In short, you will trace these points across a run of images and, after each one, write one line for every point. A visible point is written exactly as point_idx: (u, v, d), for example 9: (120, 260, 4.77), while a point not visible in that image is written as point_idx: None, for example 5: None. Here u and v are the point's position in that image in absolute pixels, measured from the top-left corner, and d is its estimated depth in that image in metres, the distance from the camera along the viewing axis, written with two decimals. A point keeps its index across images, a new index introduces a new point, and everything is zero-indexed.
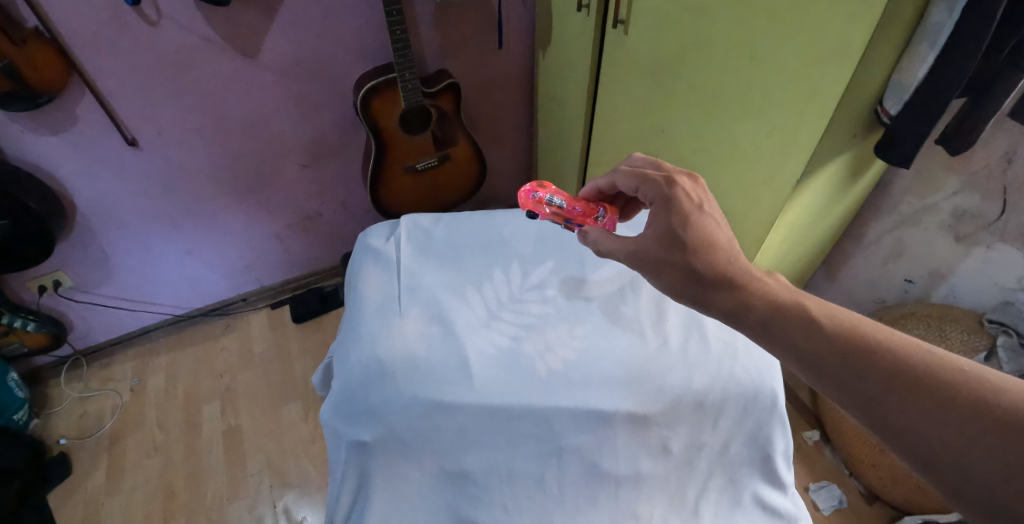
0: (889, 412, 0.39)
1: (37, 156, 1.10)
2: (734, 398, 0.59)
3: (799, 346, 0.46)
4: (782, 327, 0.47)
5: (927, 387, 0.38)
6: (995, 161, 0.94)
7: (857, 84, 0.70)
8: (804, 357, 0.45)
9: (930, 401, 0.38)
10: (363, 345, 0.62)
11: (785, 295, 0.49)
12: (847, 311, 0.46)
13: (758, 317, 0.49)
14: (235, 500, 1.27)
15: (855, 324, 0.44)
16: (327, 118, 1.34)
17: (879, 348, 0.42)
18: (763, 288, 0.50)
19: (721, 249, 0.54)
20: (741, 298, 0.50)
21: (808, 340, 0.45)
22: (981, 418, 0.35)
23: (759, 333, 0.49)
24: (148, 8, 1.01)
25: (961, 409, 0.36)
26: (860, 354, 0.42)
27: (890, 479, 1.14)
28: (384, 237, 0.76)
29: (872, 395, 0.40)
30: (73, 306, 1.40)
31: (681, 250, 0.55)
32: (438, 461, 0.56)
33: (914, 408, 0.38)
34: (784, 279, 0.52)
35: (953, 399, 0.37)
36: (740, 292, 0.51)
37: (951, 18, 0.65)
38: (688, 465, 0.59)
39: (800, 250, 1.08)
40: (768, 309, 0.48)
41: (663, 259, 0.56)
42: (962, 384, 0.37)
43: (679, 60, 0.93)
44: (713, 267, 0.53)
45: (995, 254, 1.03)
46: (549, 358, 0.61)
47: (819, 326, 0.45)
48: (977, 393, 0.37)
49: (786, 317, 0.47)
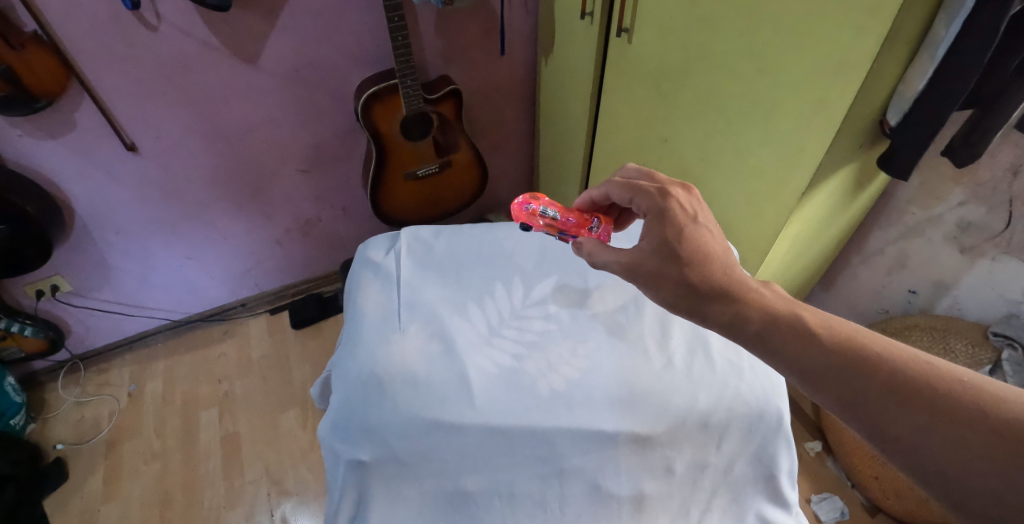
0: (890, 426, 0.38)
1: (35, 160, 1.09)
2: (740, 419, 0.58)
3: (795, 359, 0.45)
4: (779, 340, 0.46)
5: (926, 399, 0.38)
6: (1001, 173, 0.94)
7: (864, 98, 0.69)
8: (801, 369, 0.44)
9: (933, 416, 0.37)
10: (362, 362, 0.61)
11: (781, 306, 0.48)
12: (843, 322, 0.45)
13: (754, 330, 0.48)
14: (232, 508, 1.26)
15: (851, 335, 0.43)
16: (328, 124, 1.33)
17: (876, 360, 0.41)
18: (758, 300, 0.49)
19: (716, 261, 0.53)
20: (737, 311, 0.49)
21: (804, 353, 0.44)
22: (980, 432, 0.35)
23: (756, 346, 0.48)
24: (148, 13, 1.00)
25: (962, 421, 0.36)
26: (858, 367, 0.41)
27: (893, 491, 1.13)
28: (384, 251, 0.75)
29: (872, 409, 0.39)
30: (71, 311, 1.39)
31: (676, 262, 0.54)
32: (437, 481, 0.55)
33: (916, 421, 0.37)
34: (781, 290, 0.51)
35: (951, 411, 0.36)
36: (736, 304, 0.50)
37: (950, 30, 0.64)
38: (692, 485, 0.58)
39: (804, 261, 1.07)
40: (764, 322, 0.47)
41: (659, 271, 0.55)
42: (960, 396, 0.37)
43: (684, 70, 0.92)
44: (708, 279, 0.52)
45: (1000, 266, 1.02)
46: (551, 377, 0.61)
47: (817, 339, 0.44)
48: (975, 406, 0.36)
49: (785, 329, 0.46)
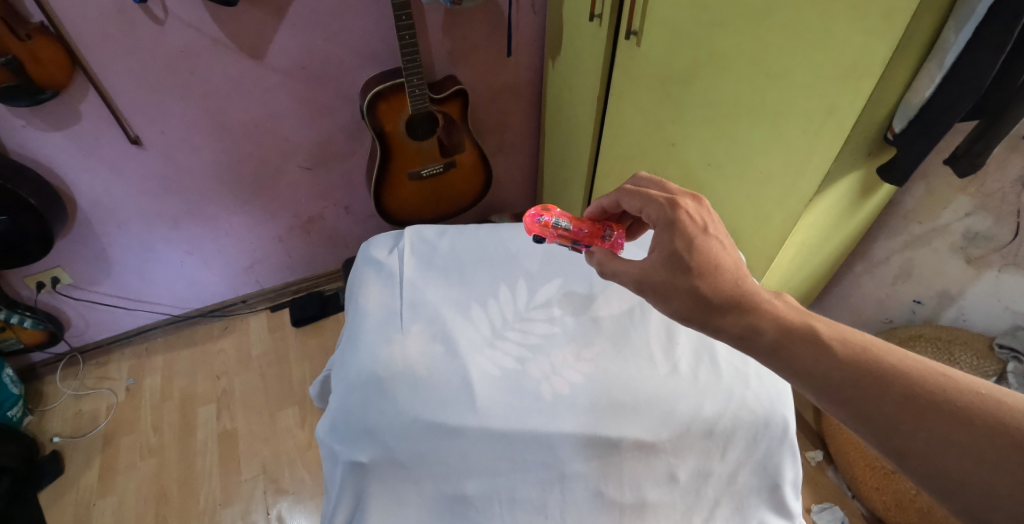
0: (905, 438, 0.38)
1: (38, 151, 1.09)
2: (745, 426, 0.58)
3: (810, 370, 0.44)
4: (793, 351, 0.45)
5: (944, 411, 0.37)
6: (1009, 185, 0.93)
7: (874, 106, 0.68)
8: (815, 381, 0.43)
9: (950, 427, 0.36)
10: (364, 361, 0.61)
11: (794, 316, 0.47)
12: (857, 333, 0.45)
13: (768, 341, 0.46)
14: (228, 506, 1.25)
15: (866, 346, 0.43)
16: (333, 121, 1.33)
17: (893, 371, 0.40)
18: (771, 310, 0.48)
19: (728, 272, 0.51)
20: (750, 322, 0.48)
21: (819, 366, 0.43)
22: (996, 444, 0.35)
23: (769, 357, 0.47)
24: (155, 7, 1.00)
25: (979, 434, 0.35)
26: (873, 379, 0.40)
27: (894, 503, 1.11)
28: (387, 249, 0.75)
29: (888, 421, 0.39)
30: (71, 304, 1.38)
31: (687, 273, 0.52)
32: (438, 484, 0.54)
33: (930, 433, 0.37)
34: (793, 300, 0.50)
35: (969, 422, 0.36)
36: (748, 314, 0.48)
37: (961, 37, 0.62)
38: (695, 494, 0.57)
39: (809, 268, 1.06)
40: (779, 332, 0.46)
41: (670, 283, 0.53)
42: (978, 408, 0.36)
43: (692, 73, 0.92)
44: (720, 290, 0.51)
45: (1006, 278, 1.01)
46: (554, 381, 0.60)
47: (832, 352, 0.43)
48: (991, 417, 0.36)
49: (798, 339, 0.45)
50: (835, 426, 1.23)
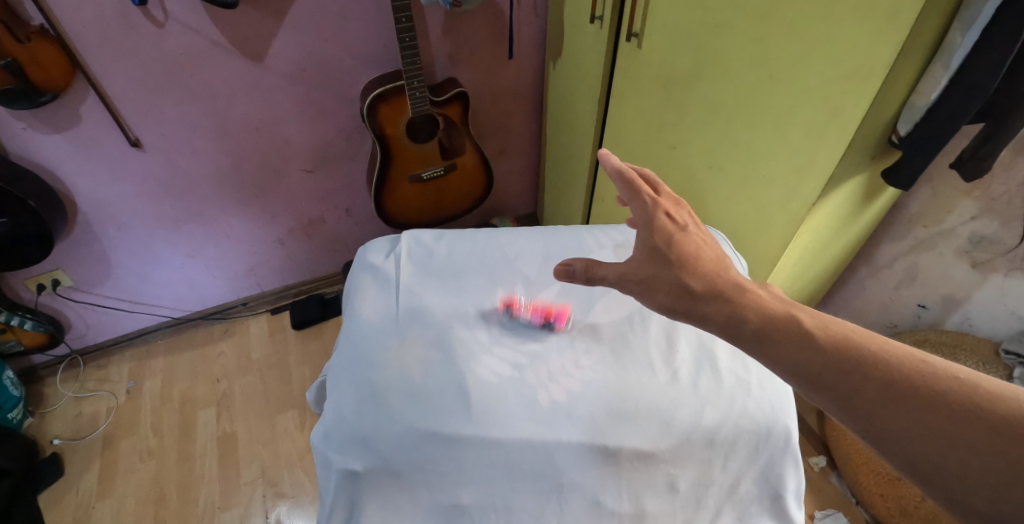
0: (887, 424, 0.38)
1: (38, 154, 1.08)
2: (746, 436, 0.57)
3: (793, 359, 0.42)
4: (778, 341, 0.44)
5: (922, 397, 0.37)
6: (1015, 188, 0.91)
7: (879, 107, 0.67)
8: (798, 369, 0.42)
9: (930, 412, 0.37)
10: (359, 368, 0.60)
11: (777, 305, 0.46)
12: (839, 322, 0.44)
13: (752, 329, 0.45)
14: (228, 509, 1.24)
15: (848, 335, 0.42)
16: (333, 123, 1.32)
17: (873, 358, 0.40)
18: (753, 299, 0.46)
19: (708, 264, 0.50)
20: (733, 310, 0.46)
21: (801, 356, 0.42)
22: (974, 428, 0.35)
23: (752, 346, 0.45)
24: (155, 9, 0.99)
25: (956, 419, 0.36)
26: (855, 366, 0.40)
27: (899, 510, 1.09)
28: (383, 253, 0.74)
29: (871, 408, 0.38)
30: (71, 306, 1.38)
31: (669, 266, 0.51)
32: (432, 493, 0.53)
33: (911, 419, 0.37)
34: (776, 291, 0.49)
35: (948, 409, 0.36)
36: (733, 303, 0.47)
37: (968, 39, 0.61)
38: (695, 504, 0.56)
39: (812, 272, 1.05)
40: (762, 321, 0.45)
41: (652, 275, 0.52)
42: (958, 394, 0.37)
43: (694, 75, 0.91)
44: (703, 279, 0.49)
45: (1012, 282, 1.00)
46: (551, 389, 0.59)
47: (815, 339, 0.42)
48: (970, 402, 0.36)
49: (780, 328, 0.44)
50: (839, 432, 1.22)
